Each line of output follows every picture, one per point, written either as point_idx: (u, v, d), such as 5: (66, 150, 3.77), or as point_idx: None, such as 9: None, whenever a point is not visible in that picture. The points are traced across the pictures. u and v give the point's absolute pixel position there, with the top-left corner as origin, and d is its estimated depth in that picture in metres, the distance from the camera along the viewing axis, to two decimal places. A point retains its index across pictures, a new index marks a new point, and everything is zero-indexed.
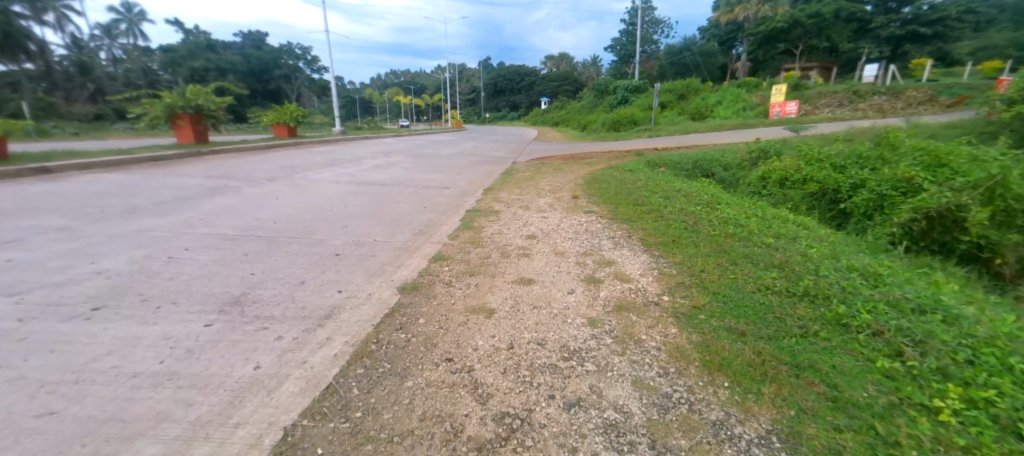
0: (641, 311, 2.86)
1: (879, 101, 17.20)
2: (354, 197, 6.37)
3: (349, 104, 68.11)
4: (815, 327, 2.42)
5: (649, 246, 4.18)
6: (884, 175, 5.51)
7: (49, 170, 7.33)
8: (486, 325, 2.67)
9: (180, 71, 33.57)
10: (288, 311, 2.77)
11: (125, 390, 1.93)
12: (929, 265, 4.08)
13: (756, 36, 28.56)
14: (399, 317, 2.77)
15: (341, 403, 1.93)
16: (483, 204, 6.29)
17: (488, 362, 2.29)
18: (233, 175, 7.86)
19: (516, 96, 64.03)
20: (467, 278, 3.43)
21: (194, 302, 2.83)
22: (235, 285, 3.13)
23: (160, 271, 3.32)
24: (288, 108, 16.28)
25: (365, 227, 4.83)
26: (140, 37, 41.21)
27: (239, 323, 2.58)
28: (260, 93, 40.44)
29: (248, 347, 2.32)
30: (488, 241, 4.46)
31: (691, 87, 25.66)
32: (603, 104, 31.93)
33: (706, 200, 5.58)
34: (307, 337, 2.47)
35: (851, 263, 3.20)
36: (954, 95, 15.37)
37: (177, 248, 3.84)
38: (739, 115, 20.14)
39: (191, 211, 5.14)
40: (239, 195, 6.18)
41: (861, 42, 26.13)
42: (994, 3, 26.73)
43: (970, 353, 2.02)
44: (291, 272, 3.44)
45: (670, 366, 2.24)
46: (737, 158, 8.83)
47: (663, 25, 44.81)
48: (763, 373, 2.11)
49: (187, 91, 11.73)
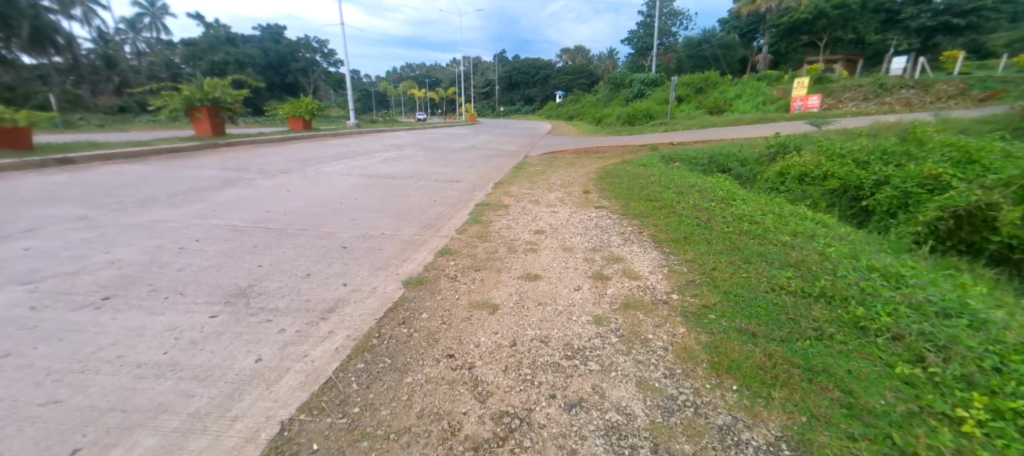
0: (648, 309, 2.79)
1: (907, 95, 16.59)
2: (364, 190, 6.40)
3: (365, 98, 68.59)
4: (832, 329, 2.31)
5: (659, 242, 4.08)
6: (910, 171, 5.28)
7: (72, 160, 7.52)
8: (489, 322, 2.64)
9: (201, 64, 34.23)
10: (293, 303, 2.78)
11: (129, 380, 1.96)
12: (955, 266, 3.89)
13: (779, 27, 27.83)
14: (402, 311, 2.75)
15: (340, 399, 1.91)
16: (492, 198, 6.25)
17: (489, 359, 2.26)
18: (247, 167, 7.97)
19: (531, 89, 63.49)
20: (472, 273, 3.40)
21: (201, 293, 2.86)
22: (242, 276, 3.15)
23: (170, 261, 3.37)
24: (304, 101, 16.42)
25: (373, 220, 4.84)
26: (163, 31, 42.07)
27: (244, 315, 2.59)
28: (279, 86, 40.94)
29: (250, 340, 2.33)
30: (496, 235, 4.42)
31: (709, 80, 25.09)
32: (618, 97, 31.49)
33: (721, 196, 5.44)
34: (309, 330, 2.46)
35: (871, 262, 3.07)
36: (988, 88, 14.63)
37: (188, 239, 3.89)
38: (759, 109, 19.63)
39: (205, 203, 5.21)
40: (252, 187, 6.26)
41: (888, 33, 25.16)
42: None
43: (997, 360, 1.90)
44: (298, 264, 3.46)
45: (677, 367, 2.17)
46: (755, 152, 8.60)
47: (682, 16, 43.84)
48: (774, 376, 2.02)
49: (204, 83, 11.91)
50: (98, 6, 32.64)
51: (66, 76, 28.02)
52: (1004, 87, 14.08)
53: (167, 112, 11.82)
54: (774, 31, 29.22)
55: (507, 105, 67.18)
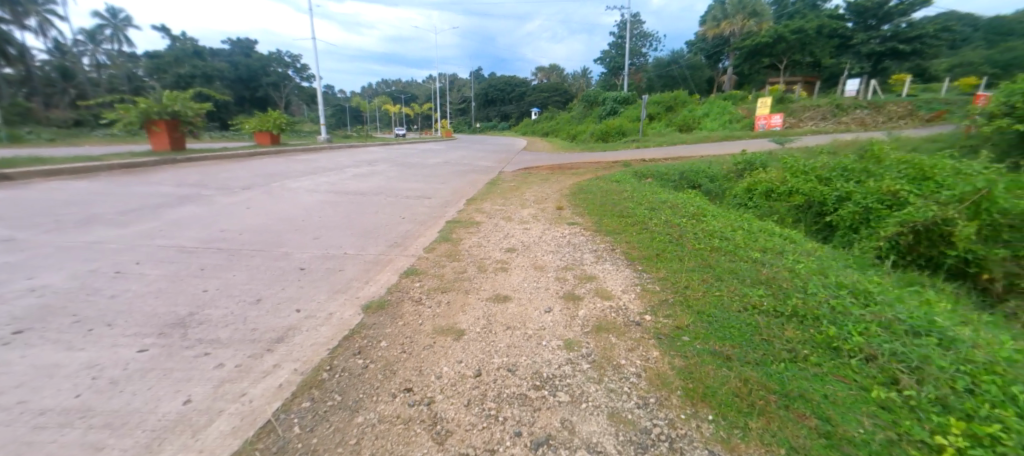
0: (621, 332, 2.67)
1: (861, 115, 17.57)
2: (330, 207, 6.12)
3: (340, 113, 67.66)
4: (806, 351, 2.25)
5: (632, 260, 4.02)
6: (870, 188, 5.43)
7: (11, 177, 6.98)
8: (453, 349, 2.46)
9: (165, 77, 33.10)
10: (236, 333, 2.54)
11: (27, 432, 1.69)
12: (919, 281, 3.96)
13: (742, 50, 29.29)
14: (360, 339, 2.55)
15: (278, 446, 1.70)
16: (464, 214, 6.10)
17: (451, 392, 2.08)
18: (206, 183, 7.55)
19: (507, 106, 64.22)
20: (438, 296, 3.22)
21: (132, 324, 2.57)
22: (183, 304, 2.88)
23: (102, 287, 3.05)
24: (271, 115, 15.94)
25: (337, 238, 4.60)
26: (126, 43, 40.56)
27: (179, 349, 2.34)
28: (248, 100, 39.80)
29: (181, 378, 2.09)
30: (466, 254, 4.25)
31: (678, 99, 25.91)
32: (592, 115, 32.08)
33: (692, 212, 5.47)
34: (251, 364, 2.24)
35: (840, 279, 3.06)
36: (933, 110, 15.78)
37: (128, 262, 3.57)
38: (726, 127, 20.35)
39: (153, 221, 4.86)
40: (209, 204, 5.89)
41: (843, 58, 26.70)
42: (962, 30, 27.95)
43: (969, 381, 1.87)
44: (249, 288, 3.20)
45: (650, 396, 2.05)
46: (723, 169, 8.81)
47: (652, 38, 45.22)
48: (750, 404, 1.92)
49: (163, 96, 11.41)
50: (54, 16, 31.13)
51: (17, 88, 26.52)
52: (948, 108, 15.41)
53: (121, 126, 11.20)
54: (737, 54, 30.64)
55: (483, 121, 67.70)
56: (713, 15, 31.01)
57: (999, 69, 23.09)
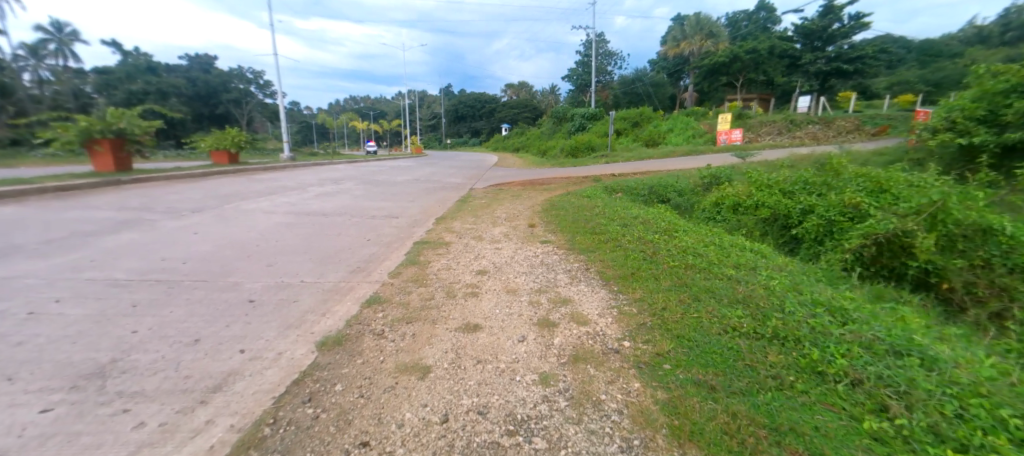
0: (600, 361, 2.51)
1: (813, 129, 18.58)
2: (288, 230, 5.76)
3: (305, 130, 65.94)
4: (790, 376, 2.15)
5: (606, 279, 3.89)
6: (832, 201, 5.58)
7: None
8: (418, 391, 2.22)
9: (116, 94, 31.44)
10: (165, 383, 2.21)
11: None
12: (887, 295, 4.00)
13: (701, 68, 30.89)
14: (312, 384, 2.27)
15: None
16: (433, 235, 5.86)
17: (414, 444, 1.84)
18: (152, 206, 6.99)
19: (477, 122, 64.56)
20: (402, 327, 2.96)
21: (39, 377, 2.20)
22: (106, 349, 2.50)
23: (10, 333, 2.63)
24: (229, 133, 15.23)
25: (294, 265, 4.27)
26: (73, 58, 38.35)
27: (91, 406, 1.99)
28: (206, 117, 38.15)
29: (89, 445, 1.76)
30: (434, 278, 4.01)
31: (644, 115, 26.70)
32: (562, 130, 32.59)
33: (664, 227, 5.43)
34: (179, 422, 1.93)
35: (816, 296, 3.01)
36: (877, 125, 16.92)
37: (46, 300, 3.14)
38: (690, 142, 21.04)
39: (85, 251, 4.39)
40: (152, 229, 5.41)
41: (793, 76, 27.59)
42: (896, 57, 30.39)
43: (957, 405, 1.79)
44: (188, 325, 2.86)
45: (633, 437, 1.88)
46: (690, 183, 8.96)
47: (616, 57, 46.67)
48: (740, 443, 1.78)
49: (108, 114, 10.64)
50: None
51: None
52: (890, 123, 16.52)
53: (58, 145, 10.34)
54: (697, 72, 32.11)
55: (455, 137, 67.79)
56: (673, 35, 32.71)
57: (932, 87, 25.05)
